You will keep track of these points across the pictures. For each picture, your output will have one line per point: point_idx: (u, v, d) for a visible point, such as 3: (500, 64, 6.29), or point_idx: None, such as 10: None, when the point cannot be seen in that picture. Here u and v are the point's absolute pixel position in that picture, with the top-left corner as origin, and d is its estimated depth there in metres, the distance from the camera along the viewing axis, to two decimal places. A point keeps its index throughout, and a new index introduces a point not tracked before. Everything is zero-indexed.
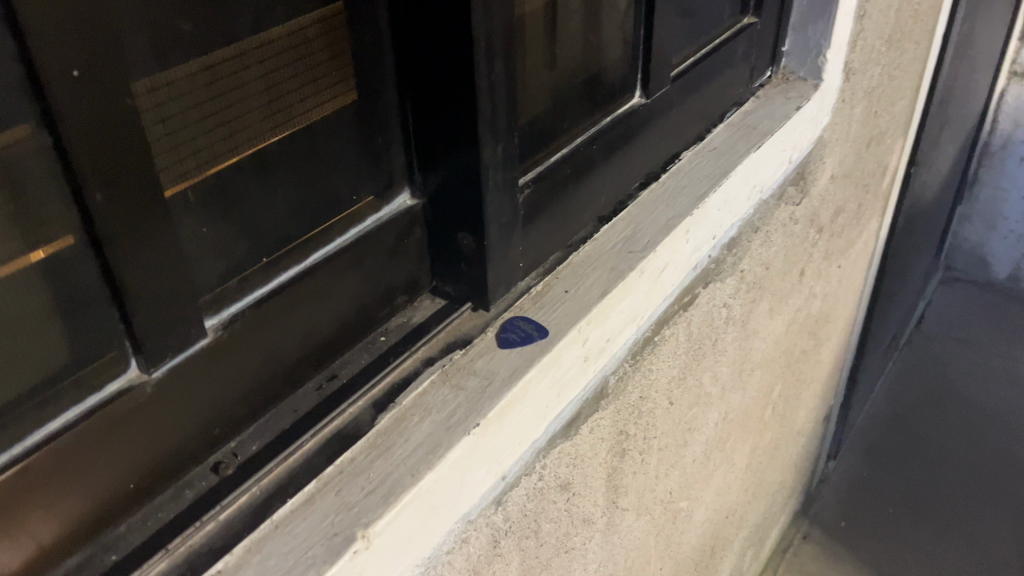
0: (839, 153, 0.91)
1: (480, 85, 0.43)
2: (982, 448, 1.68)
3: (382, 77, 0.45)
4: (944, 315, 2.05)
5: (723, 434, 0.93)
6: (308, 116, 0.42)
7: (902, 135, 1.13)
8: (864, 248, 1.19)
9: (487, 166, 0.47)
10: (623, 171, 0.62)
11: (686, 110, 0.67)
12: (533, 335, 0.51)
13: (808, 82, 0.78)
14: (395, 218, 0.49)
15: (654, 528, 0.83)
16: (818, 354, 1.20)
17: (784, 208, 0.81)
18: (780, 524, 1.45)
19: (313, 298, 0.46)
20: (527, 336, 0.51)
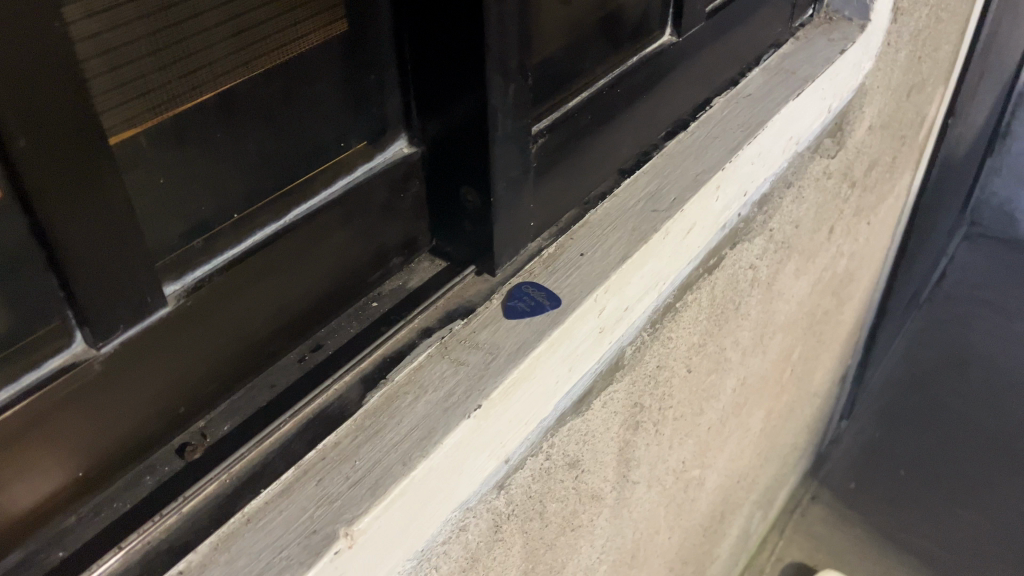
0: (879, 101, 0.84)
1: (490, 18, 0.37)
2: (1000, 411, 1.64)
3: (375, 4, 0.38)
4: (966, 273, 1.98)
5: (741, 399, 0.88)
6: (285, 51, 0.36)
7: (943, 83, 1.06)
8: (895, 203, 1.12)
9: (495, 111, 0.40)
10: (648, 119, 0.56)
11: (719, 52, 0.61)
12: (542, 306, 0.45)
13: (854, 22, 0.71)
14: (390, 168, 0.43)
15: (665, 498, 0.78)
16: (840, 315, 1.15)
17: (819, 161, 0.74)
18: (789, 485, 1.42)
19: (294, 261, 0.40)
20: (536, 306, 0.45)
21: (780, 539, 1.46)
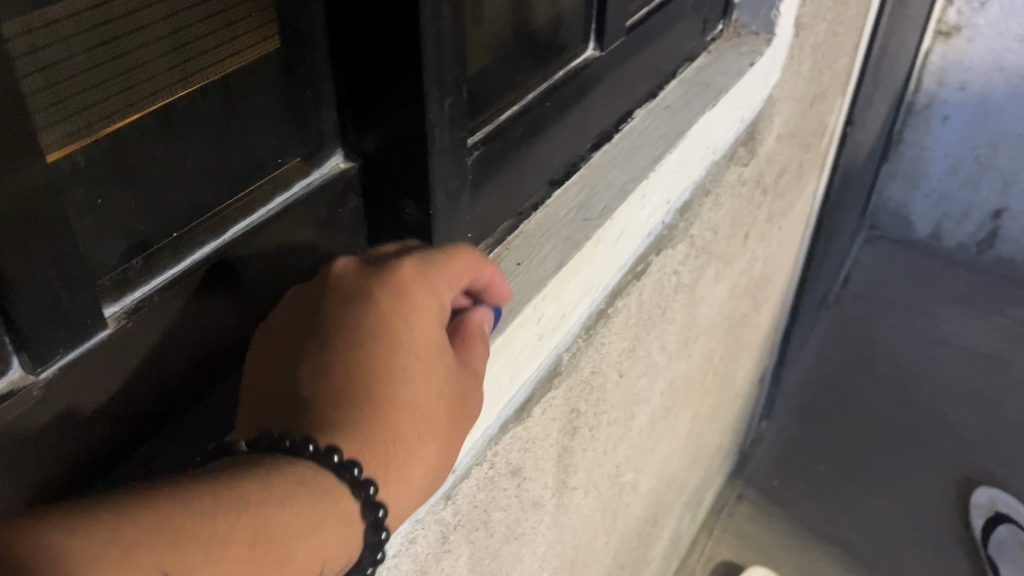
0: (786, 111, 0.88)
1: (425, 34, 0.37)
2: (907, 404, 1.72)
3: (310, 21, 0.38)
4: (869, 274, 2.08)
5: (668, 403, 0.90)
6: (225, 65, 0.35)
7: (841, 93, 1.11)
8: (803, 209, 1.17)
9: (433, 124, 0.41)
10: (576, 131, 0.57)
11: (639, 65, 0.63)
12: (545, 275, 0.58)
13: (760, 36, 0.74)
14: (328, 183, 0.43)
15: (602, 503, 0.80)
16: (757, 318, 1.19)
17: (734, 169, 0.77)
18: (715, 487, 1.46)
19: (236, 278, 0.40)
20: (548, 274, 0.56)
21: (709, 540, 1.49)
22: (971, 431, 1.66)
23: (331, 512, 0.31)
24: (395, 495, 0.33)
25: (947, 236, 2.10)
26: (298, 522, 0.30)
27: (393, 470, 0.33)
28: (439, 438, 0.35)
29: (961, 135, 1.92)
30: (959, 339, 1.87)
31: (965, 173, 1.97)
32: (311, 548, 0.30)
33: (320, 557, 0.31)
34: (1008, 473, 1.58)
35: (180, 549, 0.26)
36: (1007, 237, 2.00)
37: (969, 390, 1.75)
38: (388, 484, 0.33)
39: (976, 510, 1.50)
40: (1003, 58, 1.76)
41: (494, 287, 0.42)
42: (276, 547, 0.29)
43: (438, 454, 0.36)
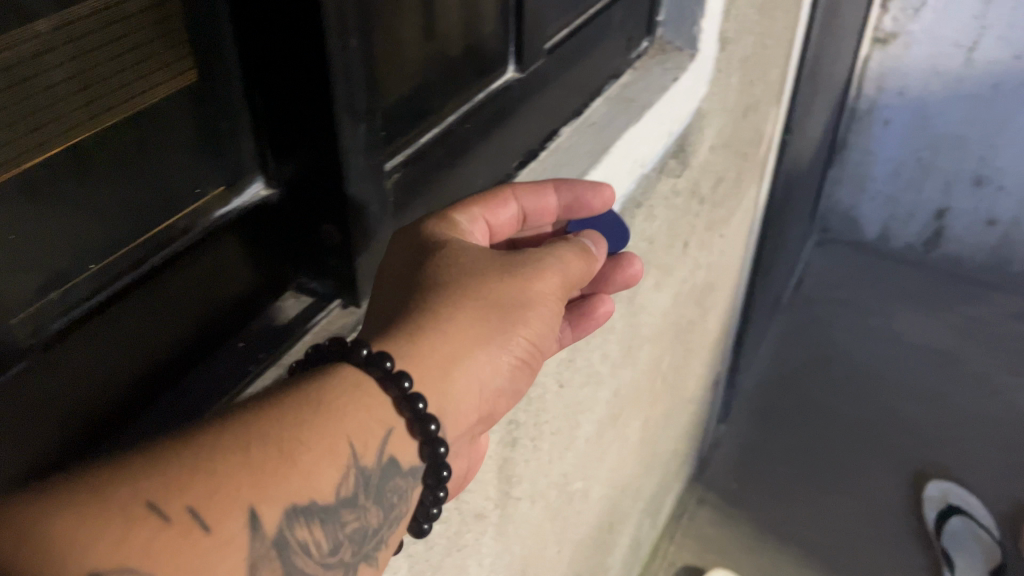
0: (717, 122, 0.90)
1: (333, 65, 0.39)
2: (861, 402, 1.76)
3: (220, 54, 0.39)
4: (821, 276, 2.12)
5: (616, 410, 0.92)
6: (137, 101, 0.36)
7: (776, 102, 1.15)
8: (744, 216, 1.20)
9: (348, 151, 0.43)
10: (501, 150, 0.59)
11: (562, 85, 0.65)
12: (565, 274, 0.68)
13: (684, 51, 0.77)
14: (248, 211, 0.44)
15: (550, 512, 0.81)
16: (705, 323, 1.22)
17: (665, 181, 0.79)
18: (674, 492, 1.48)
19: (155, 306, 0.40)
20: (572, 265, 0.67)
21: (671, 545, 1.51)
22: (923, 426, 1.70)
23: (355, 391, 0.40)
24: (432, 374, 0.42)
25: (895, 236, 2.16)
26: (298, 430, 0.37)
27: (428, 352, 0.42)
28: (481, 324, 0.44)
29: (902, 138, 1.98)
30: (909, 337, 1.92)
31: (909, 175, 2.03)
32: (321, 439, 0.37)
33: (337, 443, 0.38)
34: (959, 466, 1.62)
35: (179, 489, 0.32)
36: (952, 236, 2.08)
37: (920, 385, 1.79)
38: (416, 364, 0.42)
39: (929, 503, 1.53)
40: (940, 63, 1.83)
41: (582, 201, 0.54)
42: (271, 458, 0.35)
43: (484, 340, 0.44)
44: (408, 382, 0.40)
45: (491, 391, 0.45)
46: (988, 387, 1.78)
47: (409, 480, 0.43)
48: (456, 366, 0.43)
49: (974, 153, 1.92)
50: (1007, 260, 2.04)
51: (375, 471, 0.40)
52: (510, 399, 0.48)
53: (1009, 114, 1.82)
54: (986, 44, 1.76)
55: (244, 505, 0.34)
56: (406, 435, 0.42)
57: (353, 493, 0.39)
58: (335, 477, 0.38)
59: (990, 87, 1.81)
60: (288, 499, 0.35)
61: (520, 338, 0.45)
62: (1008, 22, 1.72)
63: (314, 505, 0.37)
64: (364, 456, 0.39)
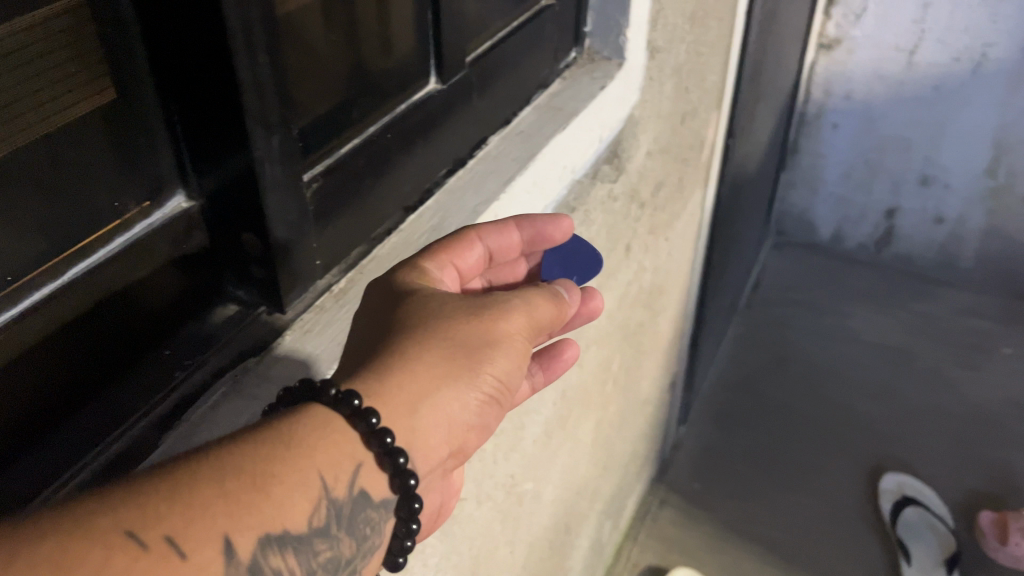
0: (652, 129, 0.93)
1: (242, 79, 0.41)
2: (819, 400, 1.79)
3: (133, 71, 0.41)
4: (777, 277, 2.16)
5: (564, 412, 0.94)
6: (52, 120, 0.38)
7: (716, 109, 1.18)
8: (690, 220, 1.23)
9: (262, 162, 0.45)
10: (428, 160, 0.61)
11: (490, 95, 0.67)
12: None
13: (612, 61, 0.80)
14: (170, 223, 0.45)
15: (500, 513, 0.83)
16: (656, 326, 1.24)
17: (600, 186, 0.81)
18: (636, 493, 1.50)
19: (80, 315, 0.41)
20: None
21: (634, 547, 1.52)
22: (879, 421, 1.74)
23: (326, 427, 0.38)
24: (401, 411, 0.40)
25: (848, 236, 2.21)
26: (269, 459, 0.35)
27: (396, 392, 0.40)
28: (450, 363, 0.42)
29: (851, 140, 2.04)
30: (864, 334, 1.96)
31: (858, 176, 2.09)
32: (292, 470, 0.35)
33: (309, 474, 0.36)
34: (915, 458, 1.66)
35: (156, 517, 0.30)
36: (902, 235, 2.14)
37: (876, 381, 1.83)
38: (386, 403, 0.39)
39: (885, 495, 1.57)
40: (883, 67, 1.90)
41: (542, 233, 0.53)
42: (246, 487, 0.33)
43: (454, 378, 0.42)
44: (376, 419, 0.38)
45: (465, 428, 0.43)
46: (941, 381, 1.83)
47: (382, 512, 0.41)
48: (424, 403, 0.41)
49: (919, 154, 1.98)
50: (956, 256, 2.10)
51: (347, 502, 0.39)
52: (483, 434, 0.46)
53: (951, 115, 1.88)
54: (926, 47, 1.83)
55: (219, 534, 0.32)
56: (376, 469, 0.40)
57: (325, 523, 0.37)
58: (307, 508, 0.36)
59: (932, 88, 1.87)
60: (262, 527, 0.34)
61: (491, 375, 0.43)
62: (945, 26, 1.78)
63: (287, 534, 0.35)
64: (335, 489, 0.38)
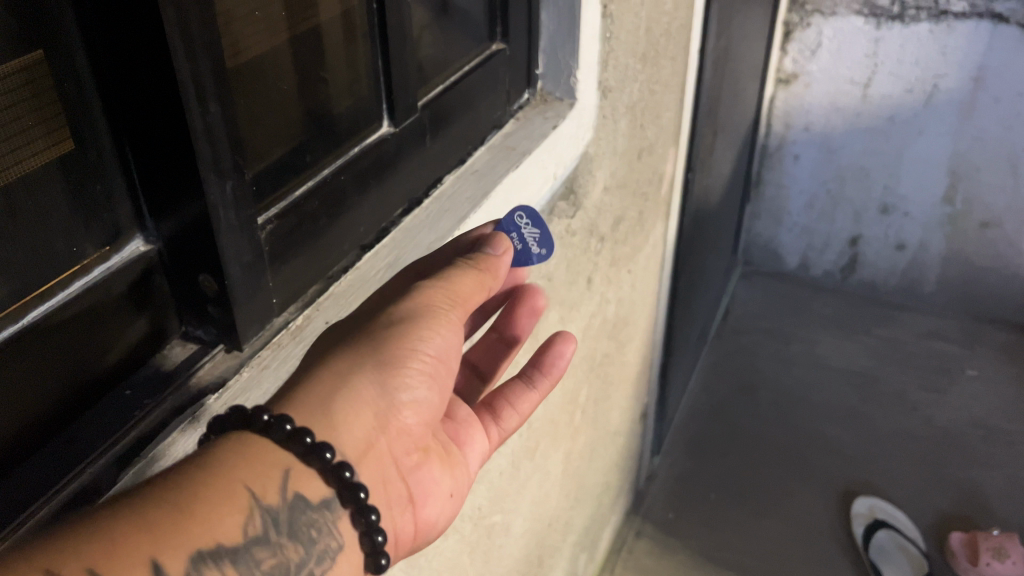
0: (608, 165, 0.96)
1: (194, 129, 0.43)
2: (790, 427, 1.81)
3: (92, 121, 0.43)
4: (747, 307, 2.20)
5: (531, 443, 0.95)
6: (8, 172, 0.39)
7: (673, 144, 1.22)
8: (653, 252, 1.26)
9: (216, 207, 0.46)
10: (383, 200, 0.63)
11: (445, 137, 0.70)
12: (545, 249, 0.62)
13: (564, 101, 0.83)
14: (128, 266, 0.47)
15: (467, 545, 0.84)
16: (623, 357, 1.26)
17: (557, 221, 0.83)
18: (610, 523, 1.51)
19: (44, 355, 0.42)
20: (540, 252, 0.61)
21: None
22: (849, 446, 1.77)
23: (243, 446, 0.42)
24: (313, 416, 0.45)
25: (814, 265, 2.26)
26: (188, 485, 0.38)
27: (305, 398, 0.45)
28: (352, 361, 0.47)
29: (813, 171, 2.10)
30: (832, 360, 1.99)
31: (821, 207, 2.15)
32: (213, 490, 0.39)
33: (234, 491, 0.40)
34: (883, 481, 1.68)
35: (83, 553, 0.33)
36: (865, 263, 2.19)
37: (845, 407, 1.86)
38: (297, 412, 0.45)
39: (857, 519, 1.59)
40: (838, 99, 1.96)
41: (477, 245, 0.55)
42: (166, 511, 0.36)
43: (359, 371, 0.47)
44: (290, 423, 0.43)
45: (389, 410, 0.49)
46: (908, 404, 1.86)
47: (324, 513, 0.45)
48: (335, 399, 0.46)
49: (878, 183, 2.04)
50: (918, 282, 2.15)
51: (282, 507, 0.42)
52: (420, 414, 0.51)
53: (906, 144, 1.94)
54: (879, 80, 1.89)
55: (146, 558, 0.35)
56: (308, 471, 0.44)
57: (262, 533, 0.41)
58: (239, 518, 0.40)
59: (886, 120, 1.93)
60: (190, 544, 0.37)
61: (393, 355, 0.48)
62: (896, 60, 1.85)
63: (221, 546, 0.38)
64: (266, 497, 0.42)
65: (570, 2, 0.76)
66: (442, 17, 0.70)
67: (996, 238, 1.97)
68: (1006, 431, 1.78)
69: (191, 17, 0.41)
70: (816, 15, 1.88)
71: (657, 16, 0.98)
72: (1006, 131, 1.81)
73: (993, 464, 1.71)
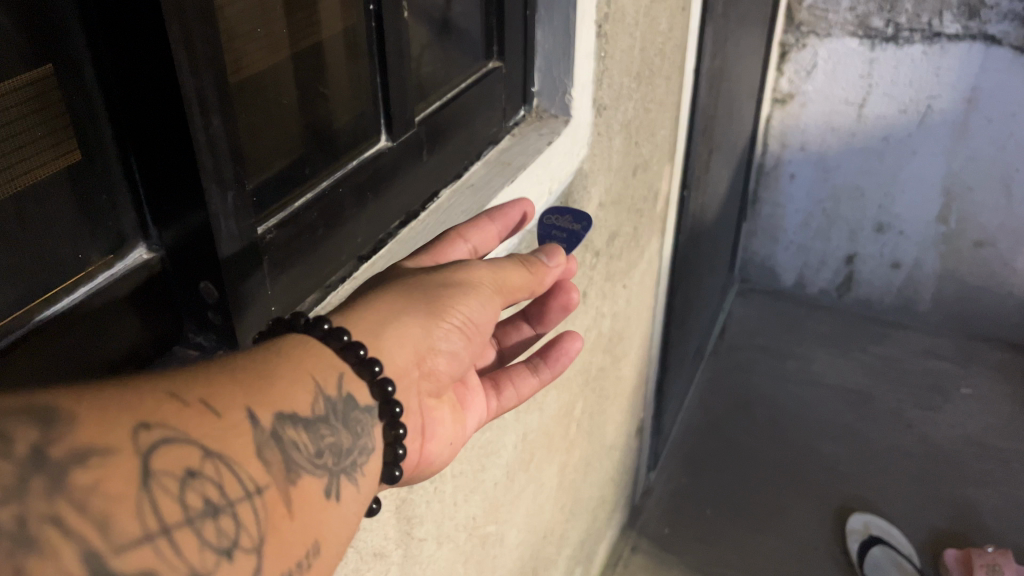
0: (603, 181, 0.98)
1: (198, 140, 0.45)
2: (786, 443, 1.82)
3: (98, 134, 0.45)
4: (743, 324, 2.21)
5: (526, 454, 0.96)
6: (15, 182, 0.41)
7: (668, 161, 1.24)
8: (648, 266, 1.28)
9: (217, 216, 0.48)
10: (380, 214, 0.65)
11: (441, 153, 0.72)
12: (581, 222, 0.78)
13: (559, 118, 0.85)
14: (130, 273, 0.48)
15: (462, 555, 0.84)
16: (618, 371, 1.27)
17: None
18: (606, 538, 1.52)
19: (49, 359, 0.44)
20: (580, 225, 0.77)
21: None
22: (845, 462, 1.77)
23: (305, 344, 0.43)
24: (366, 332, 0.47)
25: (811, 283, 2.28)
26: (265, 363, 0.41)
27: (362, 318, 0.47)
28: (405, 297, 0.49)
29: (809, 190, 2.12)
30: (827, 377, 2.01)
31: (816, 225, 2.17)
32: (286, 371, 0.41)
33: (301, 375, 0.42)
34: (879, 498, 1.69)
35: (191, 384, 0.36)
36: (861, 281, 2.20)
37: (841, 424, 1.87)
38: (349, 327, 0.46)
39: (852, 535, 1.59)
40: (833, 119, 1.98)
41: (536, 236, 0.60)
42: (252, 378, 0.39)
43: (410, 309, 0.49)
44: (347, 334, 0.45)
45: (429, 350, 0.50)
46: (903, 421, 1.87)
47: (368, 416, 0.46)
48: (384, 330, 0.48)
49: (873, 204, 2.06)
50: (913, 301, 2.17)
51: (339, 402, 0.44)
52: (456, 365, 0.53)
53: (900, 164, 1.97)
54: (874, 101, 1.91)
55: (242, 406, 0.37)
56: (357, 379, 0.45)
57: (325, 415, 0.42)
58: (306, 398, 0.41)
59: (881, 140, 1.96)
60: (277, 405, 0.39)
61: (449, 308, 0.50)
62: (890, 81, 1.87)
63: (297, 415, 0.40)
64: (328, 388, 0.43)
65: (565, 21, 0.78)
66: (443, 36, 0.72)
67: (990, 257, 1.99)
68: (1000, 449, 1.79)
69: (195, 33, 0.43)
70: (812, 37, 1.91)
71: (651, 36, 1.00)
72: (999, 152, 1.84)
73: (987, 481, 1.71)
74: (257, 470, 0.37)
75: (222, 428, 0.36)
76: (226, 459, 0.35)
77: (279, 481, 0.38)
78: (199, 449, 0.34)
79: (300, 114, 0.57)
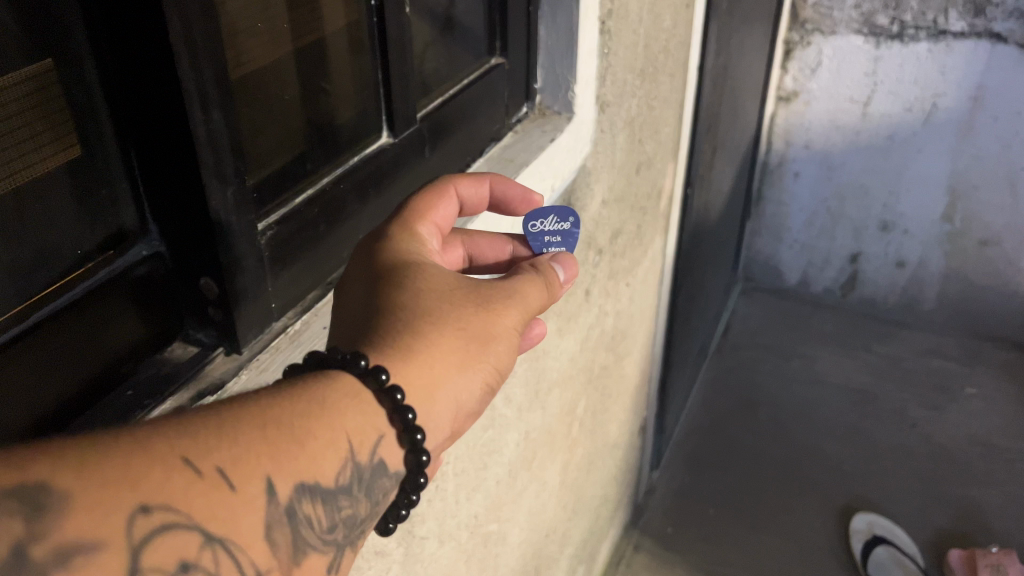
0: (607, 179, 0.97)
1: (198, 135, 0.45)
2: (790, 443, 1.82)
3: (97, 127, 0.44)
4: (747, 322, 2.21)
5: (528, 452, 0.96)
6: (13, 176, 0.41)
7: (671, 159, 1.23)
8: (652, 264, 1.27)
9: (220, 212, 0.48)
10: (382, 210, 0.65)
11: (443, 150, 0.72)
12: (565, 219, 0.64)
13: (562, 115, 0.84)
14: (131, 269, 0.48)
15: (463, 554, 0.84)
16: (621, 369, 1.27)
17: None
18: (609, 536, 1.52)
19: (51, 355, 0.44)
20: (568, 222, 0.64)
21: None
22: (849, 462, 1.76)
23: (354, 397, 0.41)
24: (419, 390, 0.44)
25: (815, 281, 2.27)
26: (304, 417, 0.38)
27: (416, 371, 0.44)
28: (460, 346, 0.46)
29: (813, 188, 2.11)
30: (832, 376, 2.00)
31: (820, 223, 2.16)
32: (325, 432, 0.39)
33: (339, 438, 0.39)
34: (883, 498, 1.68)
35: (211, 450, 0.33)
36: (866, 279, 2.20)
37: (844, 423, 1.86)
38: (403, 380, 0.43)
39: (856, 535, 1.58)
40: (839, 117, 1.97)
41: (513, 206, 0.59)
42: (286, 438, 0.36)
43: (462, 367, 0.46)
44: (401, 395, 0.42)
45: (464, 411, 0.48)
46: (907, 421, 1.86)
47: (392, 480, 0.44)
48: (436, 388, 0.45)
49: (878, 201, 2.05)
50: (918, 300, 2.16)
51: (367, 467, 0.42)
52: (476, 421, 0.51)
53: (905, 162, 1.96)
54: (879, 98, 1.90)
55: (263, 473, 0.35)
56: (393, 441, 0.43)
57: (349, 483, 0.40)
58: (335, 465, 0.39)
59: (885, 138, 1.95)
60: (299, 477, 0.37)
61: (490, 365, 0.48)
62: (896, 79, 1.86)
63: (318, 485, 0.38)
64: (360, 453, 0.41)
65: (568, 18, 0.78)
66: (444, 32, 0.72)
67: (995, 255, 1.99)
68: (1004, 448, 1.78)
69: (195, 26, 0.42)
70: (817, 34, 1.90)
71: (654, 32, 0.99)
72: (1004, 149, 1.83)
73: (991, 482, 1.71)
74: (259, 554, 0.35)
75: (232, 506, 0.34)
76: (228, 544, 0.33)
77: (283, 560, 0.37)
78: (199, 535, 0.32)
79: (301, 109, 0.57)
